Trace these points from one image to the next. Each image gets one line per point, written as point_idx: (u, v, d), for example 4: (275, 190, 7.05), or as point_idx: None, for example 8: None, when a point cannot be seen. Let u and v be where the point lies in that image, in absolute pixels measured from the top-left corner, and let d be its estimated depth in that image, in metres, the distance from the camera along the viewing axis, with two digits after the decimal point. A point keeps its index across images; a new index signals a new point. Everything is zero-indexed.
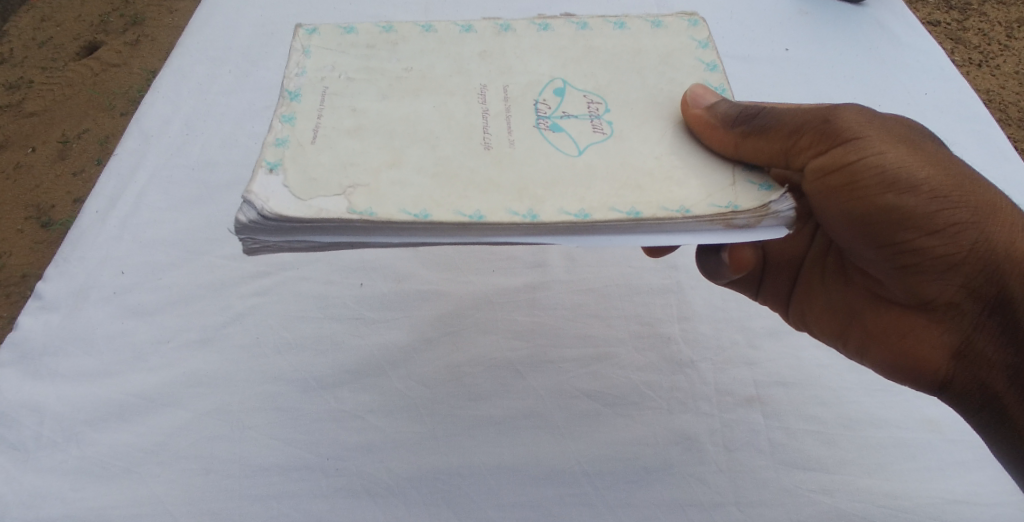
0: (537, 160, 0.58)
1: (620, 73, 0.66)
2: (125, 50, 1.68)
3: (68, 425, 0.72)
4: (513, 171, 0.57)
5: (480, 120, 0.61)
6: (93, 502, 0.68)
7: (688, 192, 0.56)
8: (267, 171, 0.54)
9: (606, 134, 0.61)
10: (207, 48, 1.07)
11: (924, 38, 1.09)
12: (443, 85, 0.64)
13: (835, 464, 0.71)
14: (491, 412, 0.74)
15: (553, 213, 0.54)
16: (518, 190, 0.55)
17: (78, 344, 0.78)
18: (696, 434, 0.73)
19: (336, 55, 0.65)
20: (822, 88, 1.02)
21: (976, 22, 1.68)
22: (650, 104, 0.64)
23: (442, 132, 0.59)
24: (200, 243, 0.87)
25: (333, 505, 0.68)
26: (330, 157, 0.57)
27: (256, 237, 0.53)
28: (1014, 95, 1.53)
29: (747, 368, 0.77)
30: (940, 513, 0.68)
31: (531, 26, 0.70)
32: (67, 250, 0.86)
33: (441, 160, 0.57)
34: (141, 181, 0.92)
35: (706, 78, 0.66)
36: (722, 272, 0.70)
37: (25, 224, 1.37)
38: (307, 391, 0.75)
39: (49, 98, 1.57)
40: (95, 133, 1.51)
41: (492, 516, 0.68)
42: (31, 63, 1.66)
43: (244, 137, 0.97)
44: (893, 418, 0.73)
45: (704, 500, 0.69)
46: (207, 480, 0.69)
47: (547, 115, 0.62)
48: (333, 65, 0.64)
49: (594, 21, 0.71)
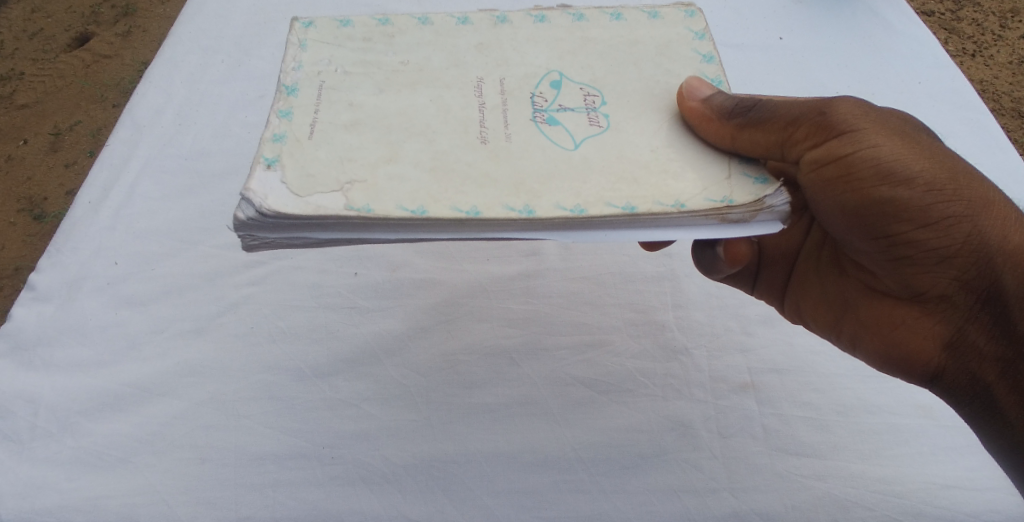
0: (532, 154, 0.58)
1: (616, 64, 0.66)
2: (117, 42, 1.66)
3: (63, 415, 0.72)
4: (510, 166, 0.57)
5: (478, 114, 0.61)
6: (88, 492, 0.68)
7: (682, 186, 0.56)
8: (265, 168, 0.54)
9: (602, 126, 0.61)
10: (199, 38, 1.07)
11: (917, 28, 1.09)
12: (438, 79, 0.63)
13: (827, 449, 0.71)
14: (486, 401, 0.74)
15: (549, 208, 0.54)
16: (514, 185, 0.55)
17: (71, 335, 0.78)
18: (691, 420, 0.73)
19: (332, 49, 0.65)
20: (815, 76, 1.02)
21: (970, 12, 1.68)
22: (645, 96, 0.64)
23: (439, 126, 0.59)
24: (194, 233, 0.86)
25: (328, 494, 0.68)
26: (326, 153, 0.56)
27: (255, 234, 0.53)
28: (1008, 84, 1.52)
29: (740, 355, 0.78)
30: (933, 498, 0.68)
31: (527, 18, 0.70)
32: (60, 242, 0.86)
33: (437, 155, 0.57)
34: (133, 171, 0.92)
35: (702, 68, 0.66)
36: (720, 269, 0.71)
37: (17, 217, 1.36)
38: (302, 380, 0.75)
39: (41, 91, 1.56)
40: (87, 125, 1.49)
41: (487, 503, 0.68)
42: (23, 55, 1.64)
43: (237, 126, 0.97)
44: (886, 404, 0.74)
45: (698, 487, 0.69)
46: (203, 469, 0.69)
47: (543, 107, 0.62)
48: (329, 59, 0.64)
49: (590, 14, 0.71)
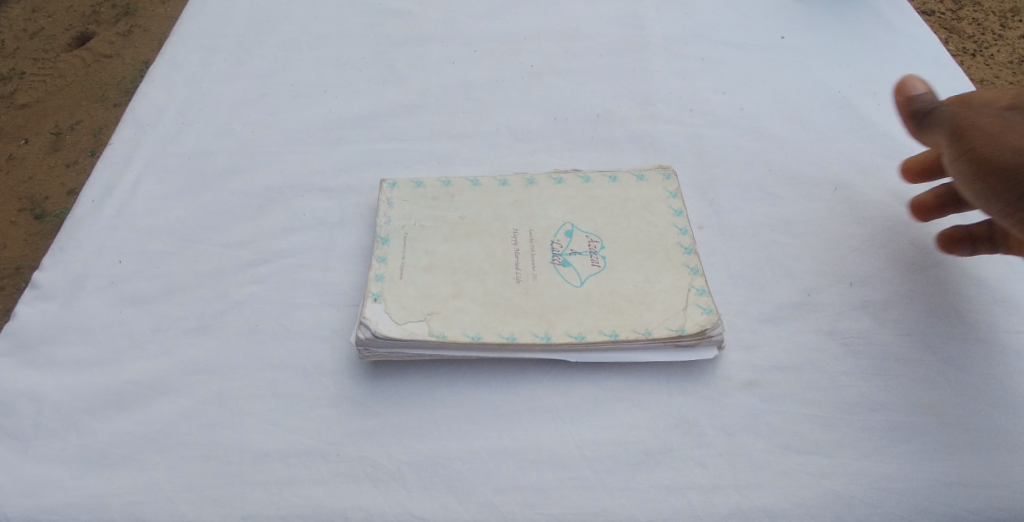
0: (552, 289, 0.77)
1: (612, 208, 0.84)
2: (120, 42, 1.60)
3: (68, 413, 0.73)
4: (536, 299, 0.76)
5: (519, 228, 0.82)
6: (94, 490, 0.68)
7: (654, 315, 0.75)
8: (373, 301, 0.75)
9: (600, 266, 0.79)
10: (201, 37, 1.07)
11: (920, 26, 1.08)
12: (488, 228, 0.82)
13: (833, 446, 0.71)
14: (489, 397, 0.73)
15: (561, 334, 0.74)
16: (539, 317, 0.75)
17: (75, 333, 0.78)
18: (695, 418, 0.72)
19: (411, 205, 0.84)
20: (817, 75, 1.02)
21: (970, 11, 1.58)
22: (633, 239, 0.81)
23: (489, 268, 0.79)
24: (198, 231, 0.86)
25: (333, 491, 0.68)
26: (413, 289, 0.76)
27: (370, 348, 0.73)
28: (1009, 84, 1.43)
29: (744, 352, 0.76)
30: (937, 496, 0.68)
31: (549, 180, 0.87)
32: (62, 239, 0.85)
33: (488, 291, 0.77)
34: (136, 169, 0.92)
35: (675, 222, 0.82)
36: (714, 343, 0.75)
37: (18, 216, 1.26)
38: (306, 377, 0.75)
39: (43, 90, 1.49)
40: (88, 125, 1.42)
41: (492, 499, 0.68)
42: (25, 55, 1.59)
43: (240, 125, 0.97)
44: (892, 401, 0.73)
45: (703, 484, 0.69)
46: (208, 466, 0.69)
47: (559, 252, 0.80)
48: (410, 213, 0.83)
49: (595, 174, 0.88)
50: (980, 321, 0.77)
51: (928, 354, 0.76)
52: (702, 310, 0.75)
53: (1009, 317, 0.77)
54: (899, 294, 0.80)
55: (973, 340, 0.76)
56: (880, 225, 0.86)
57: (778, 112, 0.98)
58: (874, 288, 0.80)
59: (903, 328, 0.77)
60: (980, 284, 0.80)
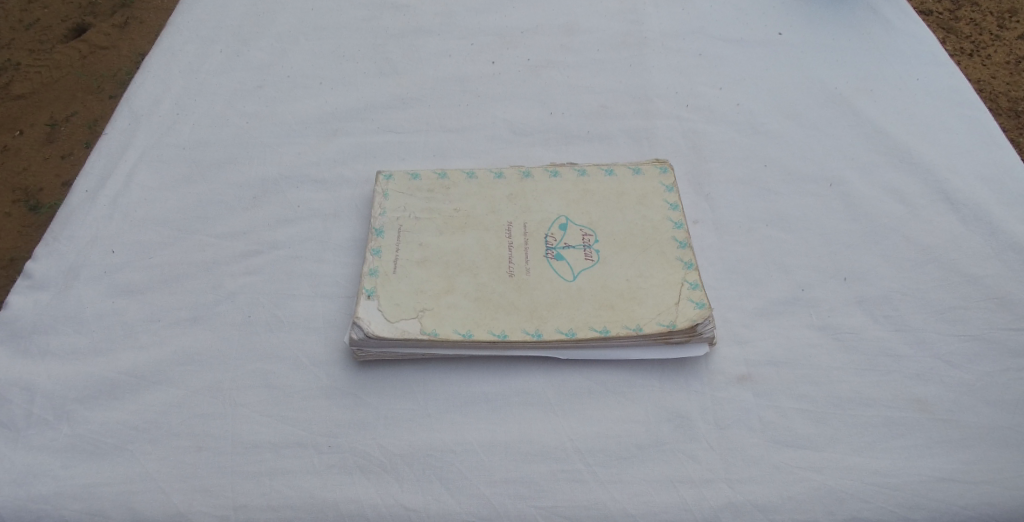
0: (544, 285, 0.77)
1: (608, 202, 0.84)
2: (114, 33, 1.50)
3: (59, 403, 0.73)
4: (529, 296, 0.76)
5: (513, 222, 0.82)
6: (85, 479, 0.68)
7: (646, 310, 0.75)
8: (366, 298, 0.75)
9: (593, 260, 0.79)
10: (198, 28, 1.07)
11: (917, 24, 1.07)
12: (481, 221, 0.82)
13: (824, 441, 0.71)
14: (483, 390, 0.73)
15: (553, 331, 0.73)
16: (531, 313, 0.75)
17: (67, 323, 0.78)
18: (688, 412, 0.72)
19: (406, 198, 0.84)
20: (813, 72, 1.02)
21: (968, 11, 1.55)
22: (627, 234, 0.81)
23: (481, 263, 0.79)
24: (192, 221, 0.86)
25: (325, 482, 0.68)
26: (406, 286, 0.76)
27: (364, 348, 0.73)
28: (1005, 84, 1.41)
29: (737, 346, 0.76)
30: (927, 490, 0.68)
31: (545, 173, 0.87)
32: (56, 228, 0.85)
33: (481, 287, 0.77)
34: (130, 158, 0.91)
35: (669, 215, 0.83)
36: (704, 340, 0.74)
37: (12, 208, 1.20)
38: (299, 368, 0.75)
39: (37, 81, 1.40)
40: (83, 116, 1.34)
41: (484, 491, 0.68)
42: (19, 45, 1.49)
43: (234, 116, 0.97)
44: (884, 398, 0.73)
45: (695, 477, 0.69)
46: (200, 456, 0.69)
47: (552, 245, 0.80)
48: (405, 206, 0.83)
49: (591, 167, 0.88)
50: (973, 318, 0.78)
51: (921, 350, 0.76)
52: (696, 305, 0.75)
53: (1002, 315, 0.78)
54: (893, 291, 0.80)
55: (966, 337, 0.76)
56: (876, 221, 0.86)
57: (774, 108, 0.98)
58: (868, 285, 0.80)
59: (896, 324, 0.77)
60: (973, 282, 0.80)
